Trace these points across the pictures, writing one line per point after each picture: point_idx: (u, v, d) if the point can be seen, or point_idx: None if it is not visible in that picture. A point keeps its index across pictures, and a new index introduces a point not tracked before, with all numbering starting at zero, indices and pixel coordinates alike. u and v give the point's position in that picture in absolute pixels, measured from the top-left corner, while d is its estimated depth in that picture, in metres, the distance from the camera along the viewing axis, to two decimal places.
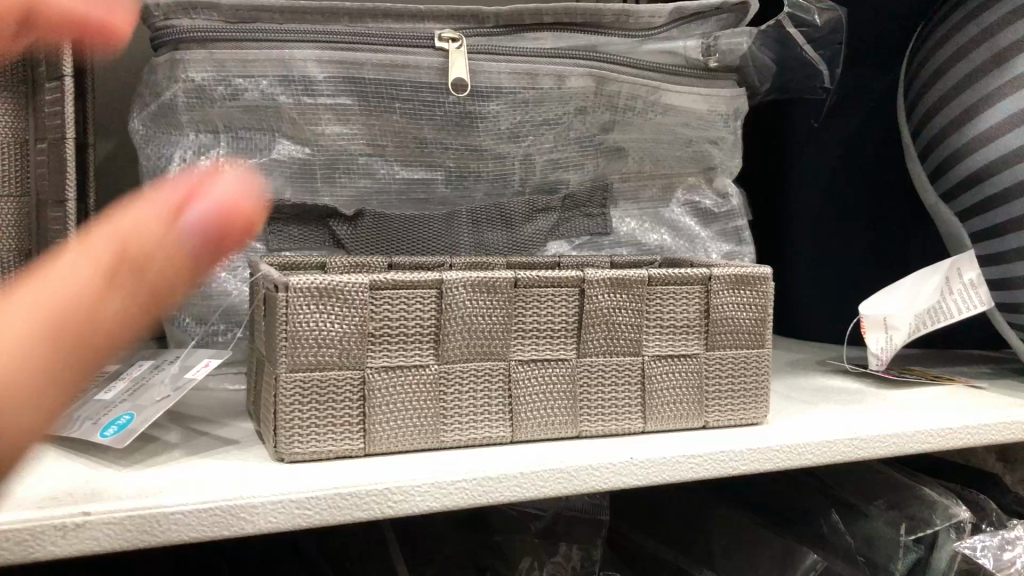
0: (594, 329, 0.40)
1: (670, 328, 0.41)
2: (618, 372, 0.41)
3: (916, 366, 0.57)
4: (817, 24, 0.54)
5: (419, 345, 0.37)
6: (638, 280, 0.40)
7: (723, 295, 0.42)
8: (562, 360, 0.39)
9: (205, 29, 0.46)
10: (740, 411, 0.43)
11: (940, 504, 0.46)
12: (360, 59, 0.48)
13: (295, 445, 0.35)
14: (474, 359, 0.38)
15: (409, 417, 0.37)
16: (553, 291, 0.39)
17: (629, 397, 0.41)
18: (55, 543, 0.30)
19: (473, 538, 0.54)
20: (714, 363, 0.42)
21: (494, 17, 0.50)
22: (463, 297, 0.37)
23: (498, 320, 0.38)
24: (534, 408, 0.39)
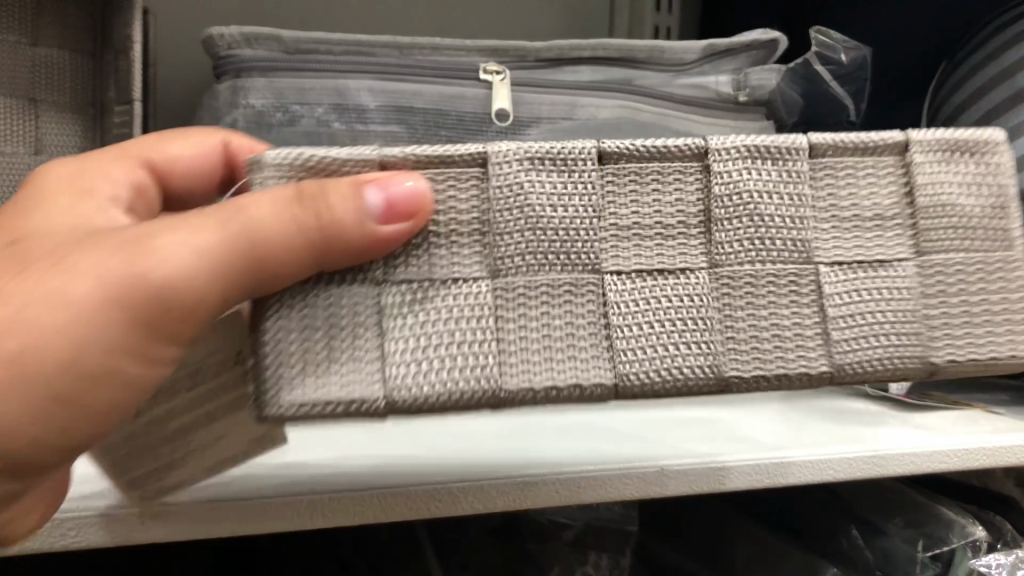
0: (730, 217, 0.28)
1: (840, 212, 0.29)
2: (764, 271, 0.28)
3: (936, 392, 0.59)
4: (844, 63, 0.56)
5: (465, 244, 0.28)
6: (790, 150, 0.29)
7: (931, 170, 0.30)
8: (687, 270, 0.28)
9: (268, 59, 0.51)
10: (957, 332, 0.29)
11: (957, 523, 0.48)
12: (409, 89, 0.51)
13: (282, 397, 0.27)
14: (552, 263, 0.28)
15: (446, 361, 0.27)
16: (661, 165, 0.29)
17: (783, 326, 0.29)
18: (134, 527, 0.35)
19: (506, 545, 0.57)
20: (930, 266, 0.29)
21: (534, 52, 0.54)
22: (534, 178, 0.28)
23: (587, 214, 0.28)
24: (643, 345, 0.28)
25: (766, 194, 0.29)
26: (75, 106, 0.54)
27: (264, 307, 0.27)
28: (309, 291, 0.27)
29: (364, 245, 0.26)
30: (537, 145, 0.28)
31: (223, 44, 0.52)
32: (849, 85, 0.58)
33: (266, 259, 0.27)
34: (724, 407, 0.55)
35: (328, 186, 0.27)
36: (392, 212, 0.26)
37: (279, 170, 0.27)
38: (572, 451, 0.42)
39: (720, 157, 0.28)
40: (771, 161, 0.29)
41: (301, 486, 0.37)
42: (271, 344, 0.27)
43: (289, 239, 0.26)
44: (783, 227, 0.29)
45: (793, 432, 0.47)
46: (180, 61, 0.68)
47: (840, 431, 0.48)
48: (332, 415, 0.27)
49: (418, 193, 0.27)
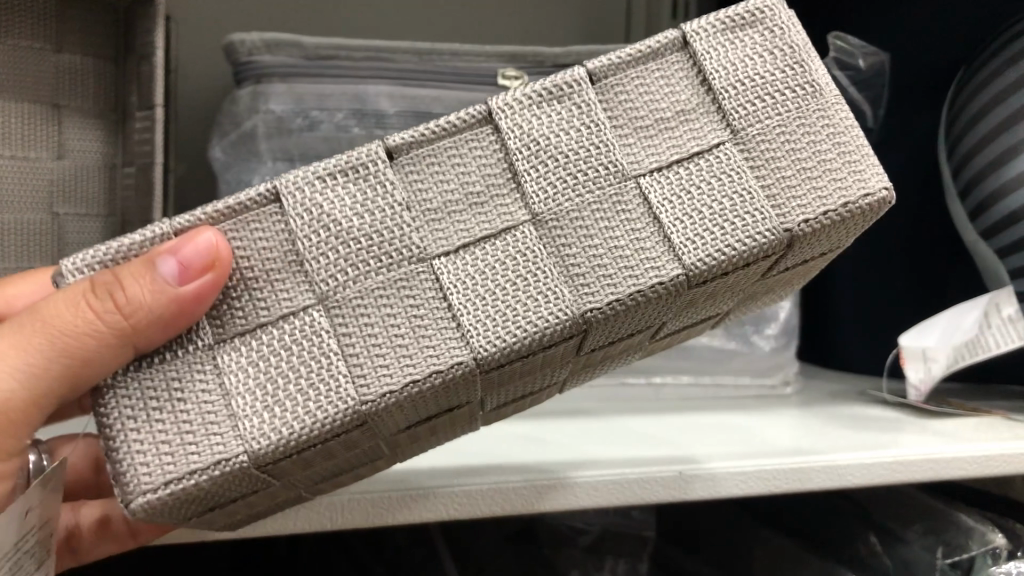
0: (539, 162, 0.24)
1: (739, 87, 0.25)
2: (790, 117, 0.25)
3: (954, 399, 0.58)
4: (863, 68, 0.57)
5: (286, 279, 0.24)
6: (761, 10, 0.26)
7: (724, 63, 0.26)
8: (515, 226, 0.24)
9: (288, 64, 0.51)
10: (841, 175, 0.25)
11: (977, 530, 0.48)
12: (429, 95, 0.52)
13: (143, 484, 0.23)
14: (363, 259, 0.24)
15: (292, 402, 0.23)
16: (455, 141, 0.25)
17: (651, 248, 0.24)
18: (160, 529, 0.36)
19: (523, 549, 0.57)
20: (770, 131, 0.25)
21: (553, 57, 0.54)
22: (305, 183, 0.24)
23: (394, 207, 0.24)
24: (490, 313, 0.24)
25: (756, 55, 0.26)
26: (97, 112, 0.54)
27: (99, 390, 0.24)
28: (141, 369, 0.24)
29: (163, 314, 0.24)
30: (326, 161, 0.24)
31: (245, 49, 0.52)
32: (866, 91, 0.58)
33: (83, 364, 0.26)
34: (740, 413, 0.55)
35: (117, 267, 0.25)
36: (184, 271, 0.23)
37: (79, 275, 0.25)
38: (588, 454, 0.42)
39: (700, 37, 0.26)
40: (754, 27, 0.26)
41: None
42: (117, 427, 0.24)
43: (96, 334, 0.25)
44: (794, 84, 0.25)
45: (811, 437, 0.48)
46: (200, 65, 0.68)
47: (858, 436, 0.48)
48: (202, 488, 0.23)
49: (211, 244, 0.23)
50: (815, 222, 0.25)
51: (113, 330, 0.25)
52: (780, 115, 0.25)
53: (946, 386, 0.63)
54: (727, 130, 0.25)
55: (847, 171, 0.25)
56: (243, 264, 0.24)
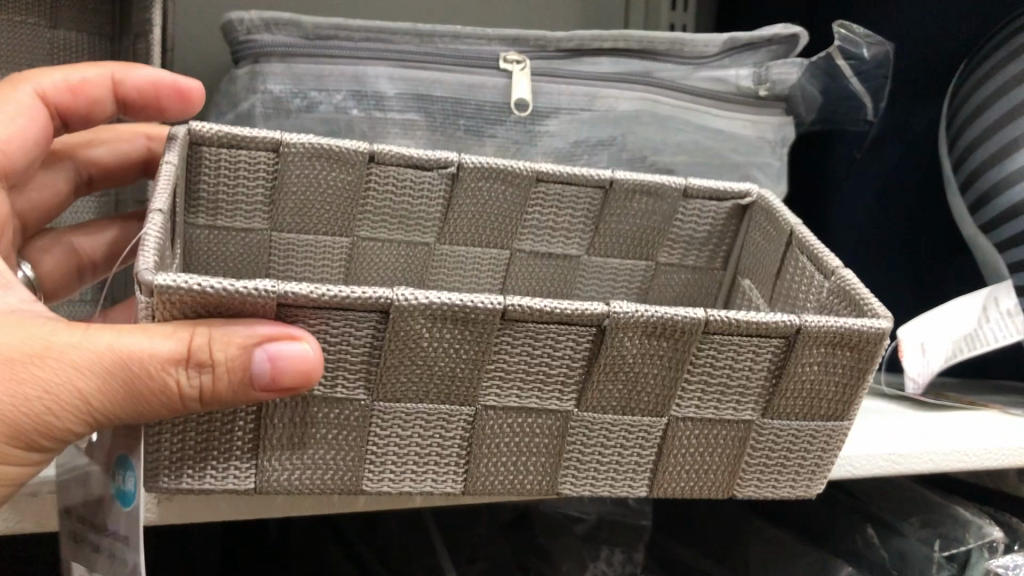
0: (610, 374, 0.31)
1: (800, 379, 0.32)
2: (821, 429, 0.33)
3: (950, 393, 0.58)
4: (867, 58, 0.56)
5: (351, 379, 0.29)
6: (871, 339, 0.31)
7: (810, 351, 0.32)
8: (559, 411, 0.31)
9: (286, 44, 0.50)
10: (795, 480, 0.35)
11: (974, 524, 0.48)
12: (429, 78, 0.51)
13: (162, 483, 0.29)
14: (440, 401, 0.30)
15: (322, 471, 0.30)
16: (560, 329, 0.29)
17: (639, 462, 0.33)
18: (149, 509, 0.33)
19: (517, 536, 0.57)
20: (786, 424, 0.33)
21: (555, 41, 0.53)
22: (422, 330, 0.28)
23: (478, 366, 0.30)
24: (500, 469, 0.32)
25: (834, 371, 0.32)
26: None
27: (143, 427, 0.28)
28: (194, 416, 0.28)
29: (241, 402, 0.28)
30: (446, 299, 0.28)
31: (243, 28, 0.51)
32: (868, 83, 0.58)
33: (142, 416, 0.28)
34: None
35: (211, 346, 0.26)
36: (277, 387, 0.27)
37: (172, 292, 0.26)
38: None
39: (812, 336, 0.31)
40: (853, 351, 0.32)
41: None
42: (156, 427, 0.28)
43: (166, 400, 0.27)
44: (841, 380, 0.32)
45: None
46: (194, 45, 0.68)
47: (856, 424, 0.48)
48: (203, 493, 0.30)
49: (309, 368, 0.27)
50: (761, 489, 0.35)
51: (188, 408, 0.27)
52: (802, 421, 0.33)
53: (942, 380, 0.62)
54: (766, 400, 0.33)
55: (802, 477, 0.35)
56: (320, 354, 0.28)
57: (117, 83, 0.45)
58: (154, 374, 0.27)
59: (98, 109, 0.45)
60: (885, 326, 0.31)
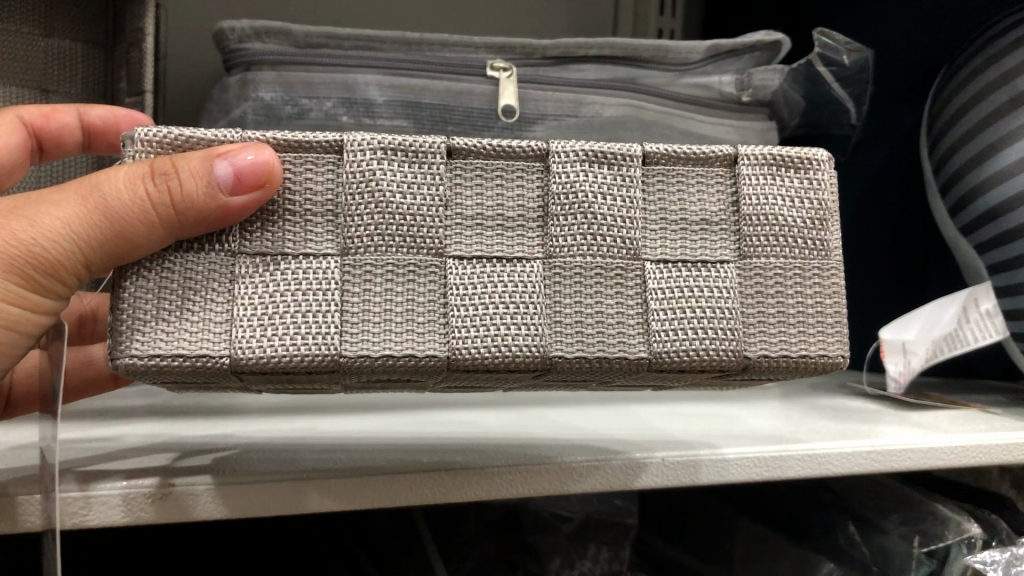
0: (568, 213, 0.28)
1: (765, 213, 0.29)
2: (813, 269, 0.29)
3: (934, 393, 0.59)
4: (847, 64, 0.57)
5: (317, 226, 0.27)
6: (807, 160, 0.29)
7: (761, 181, 0.29)
8: (526, 260, 0.28)
9: (276, 52, 0.52)
10: (806, 334, 0.29)
11: (954, 520, 0.48)
12: (418, 84, 0.52)
13: (134, 348, 0.26)
14: (391, 247, 0.27)
15: (292, 329, 0.26)
16: (506, 163, 0.28)
17: (626, 320, 0.28)
18: (144, 509, 0.34)
19: (509, 536, 0.58)
20: (768, 269, 0.29)
21: (542, 49, 0.54)
22: (369, 163, 0.27)
23: (432, 202, 0.27)
24: (479, 326, 0.27)
25: (790, 199, 0.29)
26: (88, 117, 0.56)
27: (122, 282, 0.26)
28: (173, 257, 0.26)
29: (213, 216, 0.26)
30: (389, 136, 0.27)
31: (234, 37, 0.52)
32: (850, 88, 0.59)
33: (122, 235, 0.26)
34: (721, 404, 0.56)
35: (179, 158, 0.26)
36: (242, 184, 0.25)
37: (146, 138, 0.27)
38: (572, 443, 0.42)
39: (749, 161, 0.29)
40: (794, 170, 0.29)
41: (310, 466, 0.37)
42: (129, 301, 0.26)
43: (139, 205, 0.26)
44: (812, 216, 0.29)
45: (797, 424, 0.49)
46: (189, 54, 0.69)
47: (842, 425, 0.49)
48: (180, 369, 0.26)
49: (265, 162, 0.25)
50: (773, 359, 0.29)
51: (161, 213, 0.25)
52: (783, 259, 0.29)
53: (927, 380, 0.63)
54: (738, 249, 0.29)
55: (816, 330, 0.29)
56: (289, 200, 0.27)
57: (84, 122, 0.48)
58: (130, 187, 0.27)
59: (66, 152, 0.49)
60: (824, 153, 0.29)
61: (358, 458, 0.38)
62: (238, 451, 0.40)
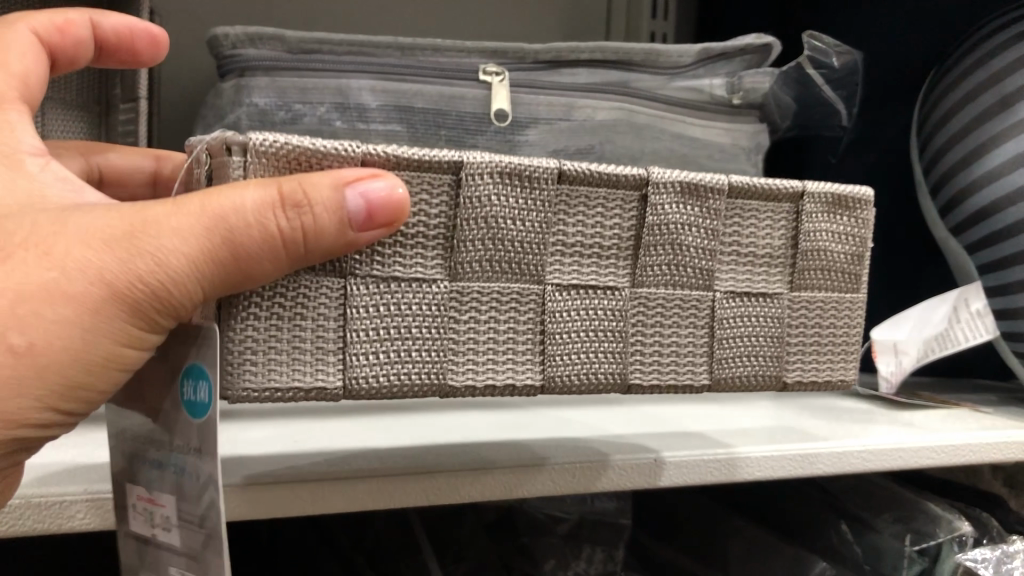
0: (658, 245, 0.31)
1: (817, 249, 0.33)
2: (843, 303, 0.34)
3: (925, 392, 0.60)
4: (837, 67, 0.58)
5: (426, 250, 0.28)
6: (856, 200, 0.34)
7: (818, 219, 0.33)
8: (617, 288, 0.30)
9: (269, 58, 0.52)
10: (830, 360, 0.34)
11: (944, 519, 0.48)
12: (411, 88, 0.53)
13: (249, 379, 0.27)
14: (501, 275, 0.29)
15: (404, 353, 0.28)
16: (609, 191, 0.30)
17: (696, 346, 0.32)
18: None
19: (503, 538, 0.58)
20: (813, 299, 0.33)
21: (534, 53, 0.55)
22: (488, 190, 0.29)
23: (540, 229, 0.29)
24: (573, 355, 0.30)
25: (838, 237, 0.33)
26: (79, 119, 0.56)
27: (235, 308, 0.27)
28: (284, 282, 0.27)
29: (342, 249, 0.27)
30: (504, 158, 0.29)
31: (228, 43, 0.53)
32: (840, 90, 0.60)
33: (243, 268, 0.26)
34: (715, 404, 0.56)
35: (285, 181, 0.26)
36: (375, 217, 0.26)
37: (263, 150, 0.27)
38: (566, 444, 0.42)
39: (813, 200, 0.33)
40: (844, 210, 0.34)
41: (308, 469, 0.37)
42: (244, 327, 0.27)
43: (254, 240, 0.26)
44: (851, 252, 0.34)
45: (790, 424, 0.49)
46: (181, 61, 0.69)
47: (835, 426, 0.48)
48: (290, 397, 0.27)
49: (391, 193, 0.26)
50: (807, 380, 0.33)
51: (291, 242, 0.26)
52: (824, 292, 0.33)
53: (920, 379, 0.64)
54: (793, 281, 0.33)
55: (840, 356, 0.34)
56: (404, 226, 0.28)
57: None
58: (255, 213, 0.26)
59: None
60: (869, 190, 0.34)
61: (356, 461, 0.39)
62: (231, 456, 0.40)
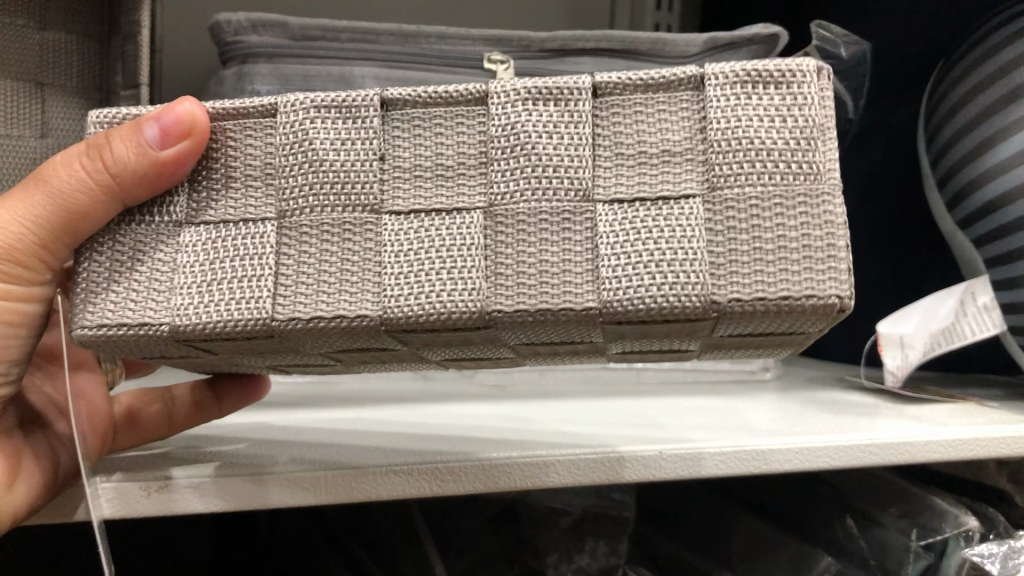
0: (509, 156, 0.25)
1: (735, 135, 0.24)
2: (798, 197, 0.24)
3: (931, 387, 0.59)
4: (845, 57, 0.57)
5: (257, 188, 0.27)
6: (794, 74, 0.25)
7: (728, 102, 0.25)
8: (467, 211, 0.25)
9: (272, 45, 0.52)
10: (795, 272, 0.24)
11: (952, 513, 0.47)
12: (414, 78, 0.52)
13: (85, 319, 0.26)
14: (326, 204, 0.26)
15: (227, 293, 0.26)
16: (445, 112, 0.26)
17: (576, 267, 0.25)
18: (141, 502, 0.35)
19: (507, 532, 0.58)
20: (745, 198, 0.24)
21: (539, 42, 0.54)
22: (304, 120, 0.26)
23: (368, 156, 0.26)
24: (414, 282, 0.25)
25: (767, 119, 0.25)
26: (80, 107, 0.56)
27: (79, 260, 0.27)
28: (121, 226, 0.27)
29: (150, 173, 0.26)
30: (323, 92, 0.26)
31: (230, 30, 0.53)
32: (847, 81, 0.59)
33: (85, 213, 0.28)
34: (720, 398, 0.56)
35: (114, 136, 0.28)
36: (170, 139, 0.26)
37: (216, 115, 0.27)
38: (568, 436, 0.42)
39: (716, 81, 0.25)
40: (772, 85, 0.25)
41: (314, 460, 0.37)
42: (84, 275, 0.26)
43: (84, 187, 0.28)
44: (794, 136, 0.24)
45: (797, 417, 0.49)
46: (185, 50, 0.69)
47: (842, 420, 0.48)
48: (129, 340, 0.26)
49: (189, 112, 0.26)
50: (748, 304, 0.24)
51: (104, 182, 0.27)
52: (761, 187, 0.24)
53: (925, 374, 0.63)
54: (706, 183, 0.25)
55: (803, 267, 0.24)
56: (234, 166, 0.27)
57: None
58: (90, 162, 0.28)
59: None
60: (812, 61, 0.25)
61: (361, 451, 0.38)
62: (232, 450, 0.39)
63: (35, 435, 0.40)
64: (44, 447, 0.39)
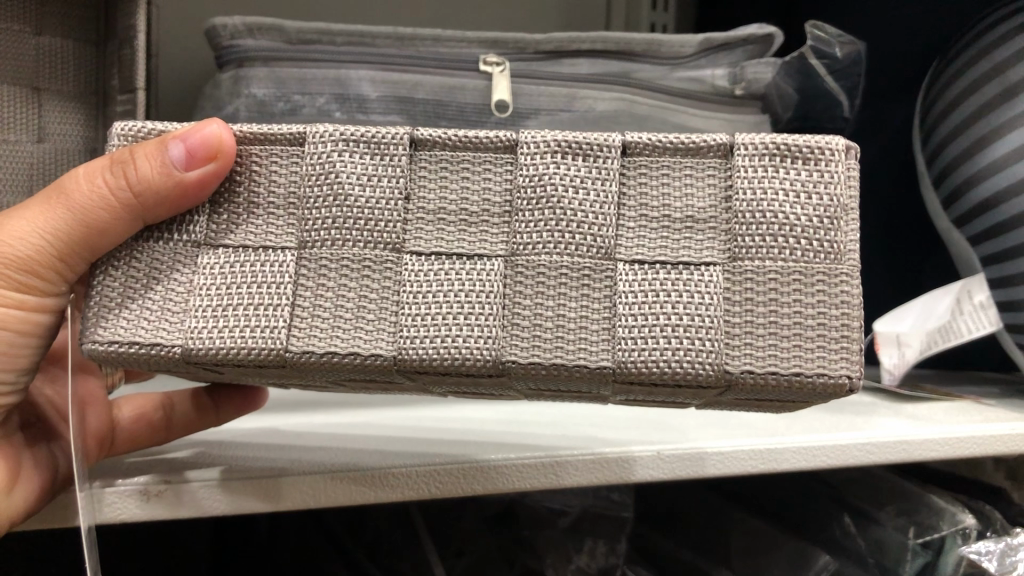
0: (535, 207, 0.26)
1: (762, 207, 0.25)
2: (817, 274, 0.25)
3: (929, 386, 0.59)
4: (839, 57, 0.56)
5: (279, 218, 0.27)
6: (825, 153, 0.25)
7: (757, 172, 0.25)
8: (489, 257, 0.26)
9: (269, 48, 0.52)
10: (806, 347, 0.25)
11: (949, 511, 0.48)
12: (410, 80, 0.52)
13: (96, 334, 0.26)
14: (348, 242, 0.26)
15: (241, 321, 0.26)
16: (473, 155, 0.26)
17: (593, 324, 0.25)
18: (139, 506, 0.35)
19: (506, 532, 0.58)
20: (765, 269, 0.25)
21: (534, 44, 0.55)
22: (332, 155, 0.26)
23: (394, 194, 0.26)
24: (433, 327, 0.25)
25: (792, 193, 0.25)
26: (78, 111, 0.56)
27: (94, 274, 0.27)
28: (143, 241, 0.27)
29: (172, 190, 0.26)
30: (354, 127, 0.26)
31: (227, 33, 0.53)
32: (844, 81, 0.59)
33: (101, 226, 0.28)
34: None
35: (137, 152, 0.28)
36: (193, 159, 0.26)
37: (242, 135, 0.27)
38: (567, 437, 0.42)
39: (747, 149, 0.25)
40: (801, 161, 0.25)
41: (319, 462, 0.37)
42: (99, 289, 0.26)
43: (104, 200, 0.28)
44: (817, 214, 0.25)
45: (797, 415, 0.49)
46: (180, 54, 0.69)
47: (840, 419, 0.48)
48: (140, 358, 0.26)
49: (215, 135, 0.26)
50: (761, 377, 0.25)
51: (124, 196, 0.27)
52: (782, 260, 0.25)
53: (923, 372, 0.64)
54: (729, 251, 0.25)
55: (816, 345, 0.25)
56: (252, 192, 0.27)
57: None
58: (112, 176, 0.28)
59: None
60: (844, 139, 0.25)
61: (363, 453, 0.39)
62: (234, 455, 0.40)
63: (37, 445, 0.40)
64: (45, 457, 0.39)
